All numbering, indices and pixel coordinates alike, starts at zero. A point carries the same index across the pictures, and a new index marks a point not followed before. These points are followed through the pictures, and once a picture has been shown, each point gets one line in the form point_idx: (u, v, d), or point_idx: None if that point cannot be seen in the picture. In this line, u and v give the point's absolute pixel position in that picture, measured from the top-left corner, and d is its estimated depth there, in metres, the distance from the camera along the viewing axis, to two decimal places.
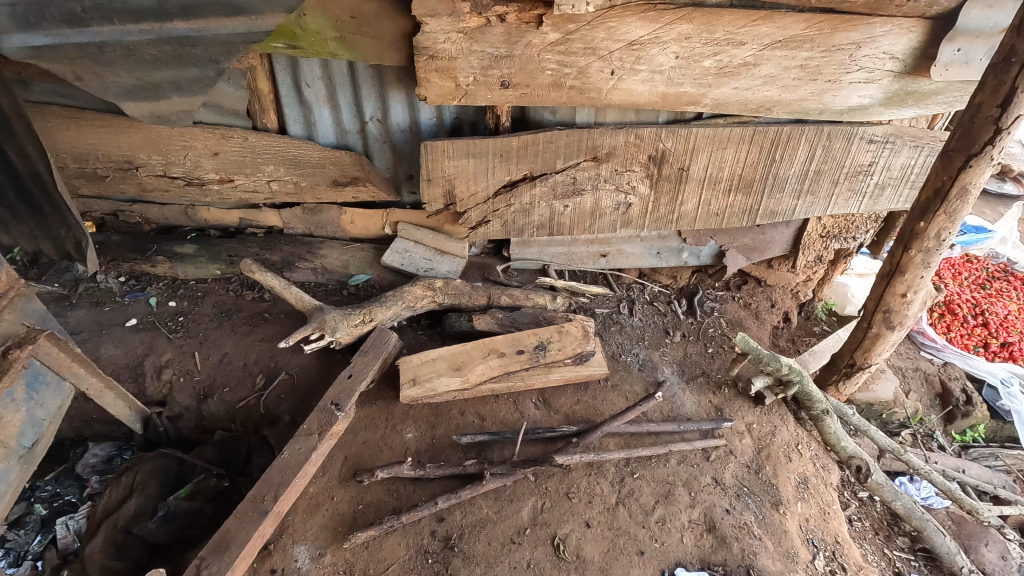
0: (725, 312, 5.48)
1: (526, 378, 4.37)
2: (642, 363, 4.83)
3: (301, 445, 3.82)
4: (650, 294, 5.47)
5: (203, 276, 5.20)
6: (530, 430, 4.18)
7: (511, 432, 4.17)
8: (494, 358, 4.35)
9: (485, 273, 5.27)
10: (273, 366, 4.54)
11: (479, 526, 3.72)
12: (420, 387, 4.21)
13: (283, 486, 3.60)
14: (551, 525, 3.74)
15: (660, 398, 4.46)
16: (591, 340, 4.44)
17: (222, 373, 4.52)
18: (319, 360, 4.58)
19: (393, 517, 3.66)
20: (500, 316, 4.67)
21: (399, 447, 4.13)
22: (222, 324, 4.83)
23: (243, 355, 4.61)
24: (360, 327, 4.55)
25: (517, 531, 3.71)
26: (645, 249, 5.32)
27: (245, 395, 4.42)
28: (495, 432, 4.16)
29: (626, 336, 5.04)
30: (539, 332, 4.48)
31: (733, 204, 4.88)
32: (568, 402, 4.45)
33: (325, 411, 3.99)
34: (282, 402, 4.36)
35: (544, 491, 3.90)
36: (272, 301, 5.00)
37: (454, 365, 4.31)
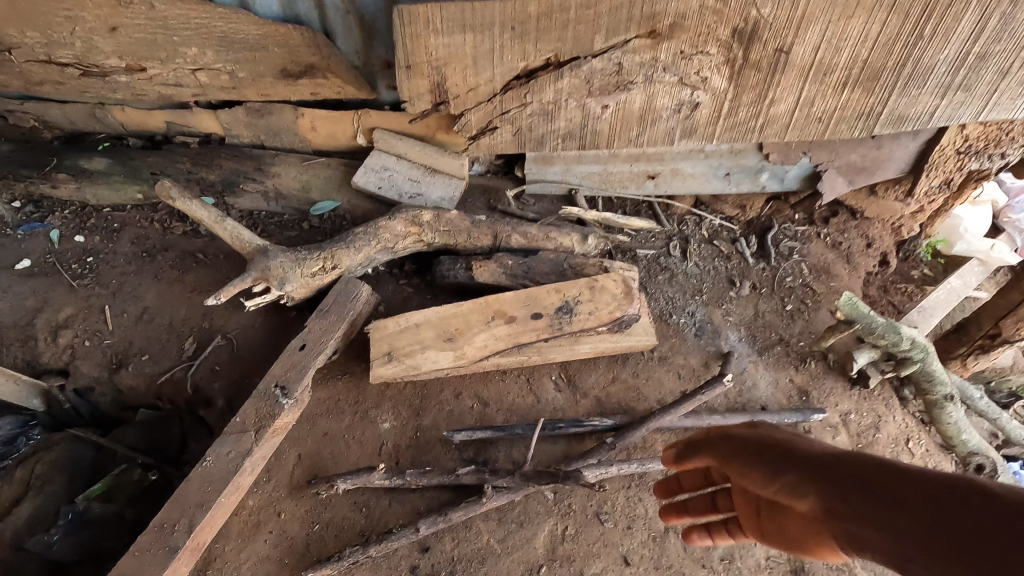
0: (807, 255, 4.17)
1: (544, 351, 3.20)
2: (700, 327, 3.62)
3: (232, 447, 2.77)
4: (708, 230, 4.15)
5: (119, 202, 3.93)
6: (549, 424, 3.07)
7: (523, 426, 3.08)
8: (500, 327, 3.14)
9: (492, 200, 3.97)
10: (207, 327, 3.41)
11: (478, 561, 2.73)
12: (397, 366, 3.05)
13: (202, 508, 2.60)
14: (575, 561, 2.73)
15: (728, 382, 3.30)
16: (635, 301, 3.22)
17: (141, 336, 3.42)
18: (268, 320, 3.42)
19: (357, 549, 2.69)
20: (511, 263, 3.41)
21: (371, 443, 3.09)
22: (143, 268, 3.66)
23: (168, 311, 3.49)
24: (319, 277, 3.36)
25: (529, 570, 2.72)
26: (709, 169, 3.84)
27: (170, 365, 3.33)
28: (500, 426, 3.07)
29: (677, 289, 3.78)
30: (565, 288, 3.23)
31: (845, 105, 3.39)
32: (600, 382, 3.31)
33: (267, 397, 2.93)
34: (218, 378, 3.26)
35: (567, 512, 2.85)
36: (209, 237, 3.77)
37: (445, 334, 3.12)
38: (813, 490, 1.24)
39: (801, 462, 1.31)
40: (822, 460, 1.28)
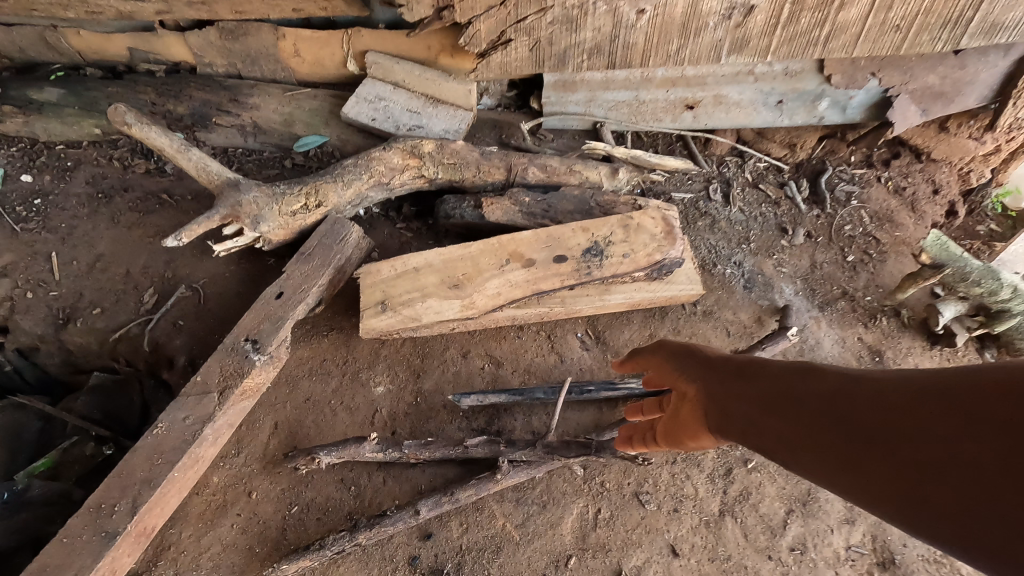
0: (867, 200, 3.61)
1: (569, 301, 2.68)
2: (749, 279, 3.08)
3: (189, 413, 2.26)
4: (753, 173, 3.60)
5: (74, 138, 3.40)
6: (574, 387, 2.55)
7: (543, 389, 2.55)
8: (517, 271, 2.60)
9: (504, 136, 3.44)
10: (170, 276, 2.89)
11: (491, 551, 2.22)
12: (392, 317, 2.52)
13: (150, 485, 2.10)
14: (612, 551, 2.23)
15: (793, 336, 2.66)
16: (678, 241, 2.66)
17: (93, 287, 2.90)
18: (242, 269, 2.91)
19: (343, 537, 2.15)
20: (528, 200, 2.87)
21: (362, 410, 2.58)
22: (98, 211, 3.13)
23: (125, 259, 2.97)
24: (300, 216, 2.82)
25: (555, 561, 2.22)
26: (759, 96, 3.29)
27: (125, 320, 2.82)
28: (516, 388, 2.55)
29: (720, 237, 3.24)
30: (594, 227, 2.69)
31: (931, 7, 2.80)
32: (635, 340, 2.79)
33: (234, 353, 2.40)
34: (182, 335, 2.76)
35: (600, 492, 2.33)
36: (175, 176, 3.25)
37: (450, 280, 2.58)
38: (722, 392, 1.32)
39: (720, 375, 1.38)
40: (736, 367, 1.36)
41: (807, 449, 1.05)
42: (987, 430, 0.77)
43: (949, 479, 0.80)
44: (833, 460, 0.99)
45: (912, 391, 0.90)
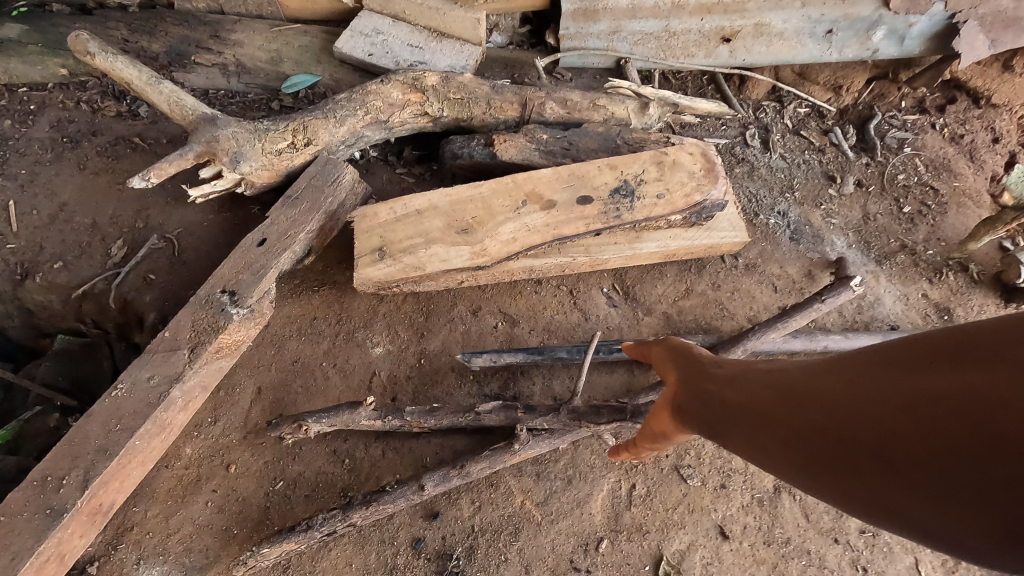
0: (922, 147, 3.23)
1: (595, 250, 2.33)
2: (796, 230, 2.73)
3: (154, 372, 1.92)
4: (792, 119, 3.20)
5: (37, 80, 3.01)
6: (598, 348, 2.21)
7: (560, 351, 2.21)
8: (535, 214, 2.25)
9: (517, 73, 3.06)
10: (141, 227, 2.56)
11: (509, 533, 1.89)
12: (392, 266, 2.18)
13: (106, 455, 1.77)
14: (650, 534, 1.90)
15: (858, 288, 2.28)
16: (721, 179, 2.30)
17: (54, 239, 2.56)
18: (223, 218, 2.57)
19: (335, 517, 1.82)
20: (546, 137, 2.51)
21: (358, 373, 2.25)
22: (61, 157, 2.78)
23: (91, 208, 2.63)
24: (287, 156, 2.47)
25: (584, 545, 1.89)
26: (806, 26, 2.92)
27: (91, 276, 2.48)
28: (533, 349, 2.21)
29: (761, 185, 2.88)
30: (623, 164, 2.34)
31: None
32: (670, 295, 2.46)
33: (208, 305, 2.07)
34: (155, 291, 2.43)
35: (634, 465, 2.00)
36: (149, 119, 2.90)
37: (458, 224, 2.24)
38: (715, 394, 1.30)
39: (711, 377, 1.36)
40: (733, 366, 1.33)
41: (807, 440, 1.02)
42: (981, 403, 0.78)
43: (945, 456, 0.79)
44: (825, 451, 0.97)
45: (898, 367, 0.90)
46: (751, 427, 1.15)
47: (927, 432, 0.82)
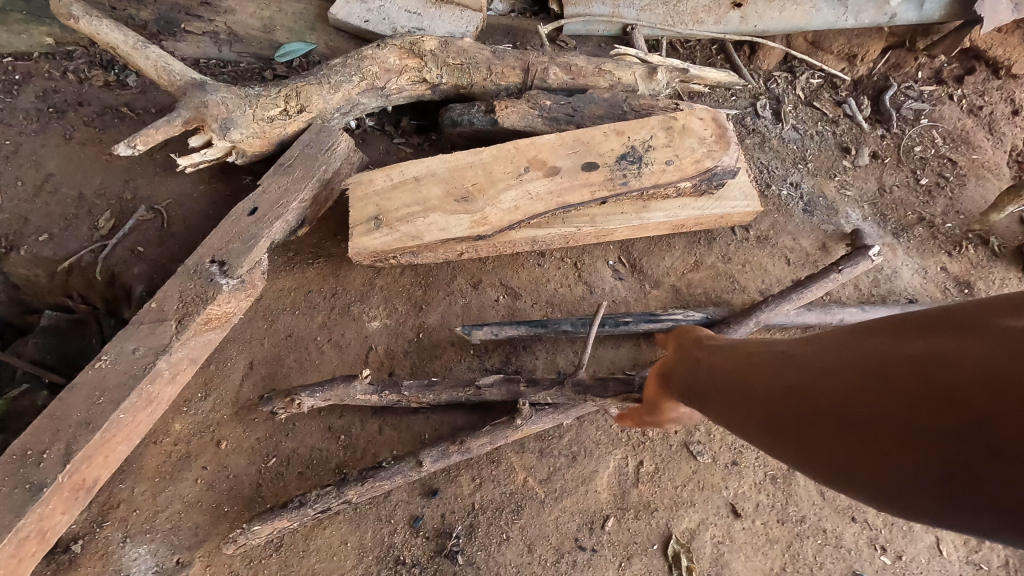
0: (939, 119, 3.11)
1: (601, 219, 2.24)
2: (809, 201, 2.62)
3: (140, 344, 1.84)
4: (805, 89, 3.08)
5: (23, 50, 2.87)
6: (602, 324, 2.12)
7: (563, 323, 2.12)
8: (538, 181, 2.15)
9: (519, 41, 2.95)
10: (129, 198, 2.46)
11: (510, 511, 1.81)
12: (388, 235, 2.09)
13: (89, 428, 1.69)
14: (659, 512, 1.82)
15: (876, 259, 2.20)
16: (732, 145, 2.20)
17: (39, 211, 2.47)
18: (213, 189, 2.48)
19: (329, 493, 1.74)
20: (549, 103, 2.41)
21: (353, 348, 2.16)
22: (47, 126, 2.67)
23: (77, 179, 2.53)
24: (279, 123, 2.37)
25: (589, 523, 1.81)
26: None
27: (76, 248, 2.39)
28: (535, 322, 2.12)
29: (772, 156, 2.76)
30: (630, 129, 2.24)
31: None
32: (678, 268, 2.37)
33: (196, 275, 1.97)
34: (144, 264, 2.34)
35: (641, 441, 1.91)
36: (138, 89, 2.80)
37: (458, 191, 2.14)
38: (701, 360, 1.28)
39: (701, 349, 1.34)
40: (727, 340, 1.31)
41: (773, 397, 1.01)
42: (946, 360, 0.76)
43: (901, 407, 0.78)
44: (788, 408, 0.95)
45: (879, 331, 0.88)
46: (723, 393, 1.14)
47: (887, 387, 0.80)
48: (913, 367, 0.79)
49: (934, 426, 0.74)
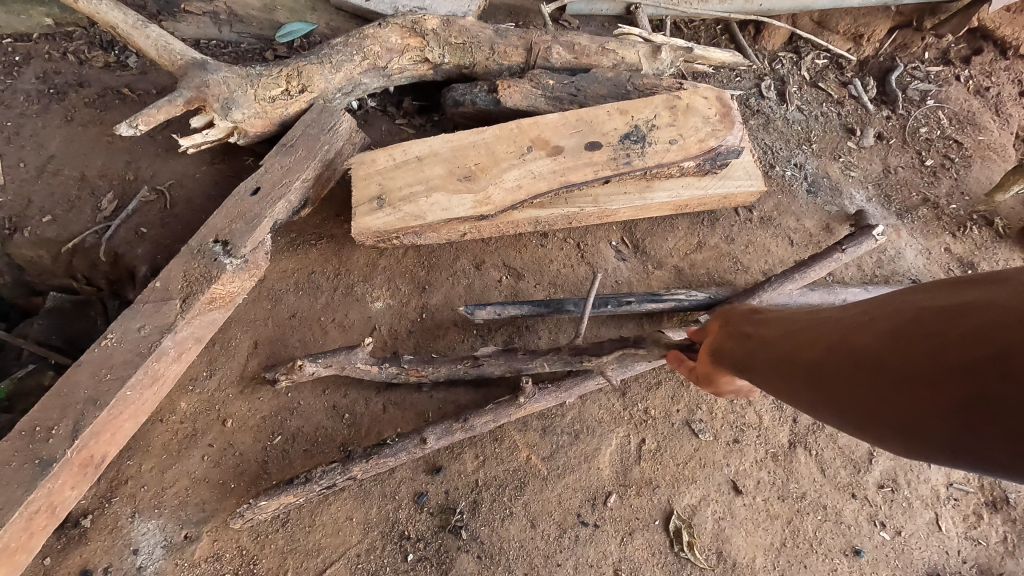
0: (946, 100, 3.08)
1: (604, 200, 2.23)
2: (813, 182, 2.61)
3: (145, 322, 1.85)
4: (810, 69, 3.05)
5: (22, 30, 2.84)
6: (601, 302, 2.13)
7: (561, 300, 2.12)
8: (541, 161, 2.14)
9: (522, 21, 2.92)
10: (131, 179, 2.46)
11: (514, 487, 1.83)
12: (391, 215, 2.08)
13: (96, 406, 1.71)
14: (660, 489, 1.83)
15: (879, 239, 2.20)
16: (737, 124, 2.19)
17: (41, 192, 2.46)
18: (215, 170, 2.47)
19: (334, 470, 1.75)
20: (552, 83, 2.39)
21: (357, 328, 2.18)
22: (47, 108, 2.66)
23: (79, 160, 2.53)
24: (280, 103, 2.36)
25: (591, 500, 1.82)
26: None
27: (80, 229, 2.39)
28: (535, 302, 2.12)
29: (776, 137, 2.75)
30: (634, 109, 2.22)
31: None
32: (681, 249, 2.36)
33: (200, 255, 1.98)
34: (147, 245, 2.34)
35: (643, 420, 1.92)
36: (139, 70, 2.78)
37: (460, 171, 2.14)
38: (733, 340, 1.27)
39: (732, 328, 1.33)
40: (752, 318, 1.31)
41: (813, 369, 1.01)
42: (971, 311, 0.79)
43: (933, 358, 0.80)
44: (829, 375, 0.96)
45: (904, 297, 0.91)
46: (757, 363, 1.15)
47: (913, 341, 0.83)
48: (940, 319, 0.81)
49: (959, 372, 0.77)
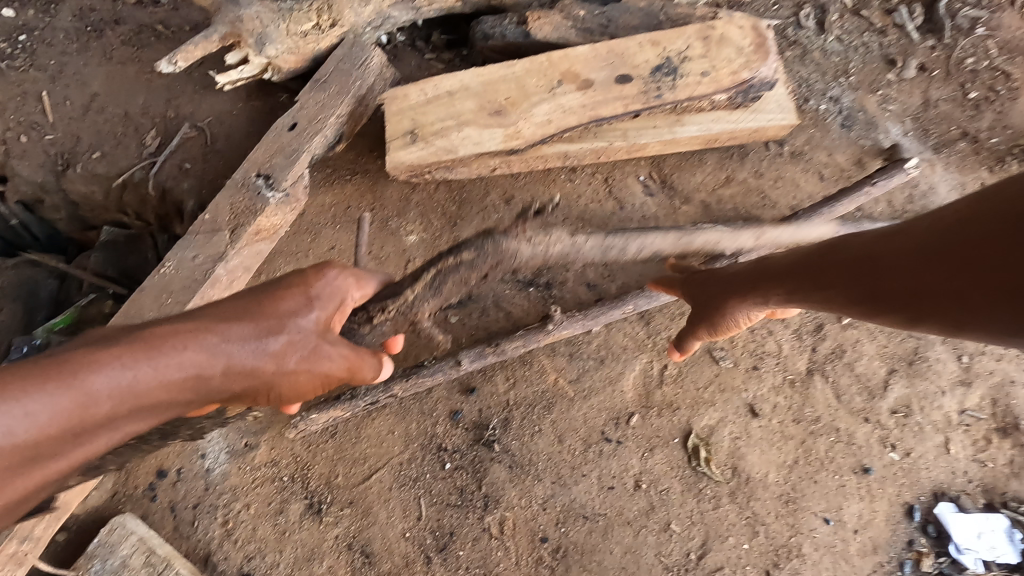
0: None
1: (632, 134, 2.23)
2: (849, 116, 2.56)
3: (199, 251, 1.98)
4: None
5: None
6: (554, 245, 1.51)
7: (522, 214, 1.50)
8: (571, 94, 2.15)
9: None
10: (173, 116, 2.54)
11: (542, 407, 1.96)
12: (424, 149, 2.13)
13: None
14: (681, 410, 1.95)
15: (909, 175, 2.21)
16: (772, 54, 2.14)
17: (89, 129, 2.57)
18: (252, 107, 2.54)
19: (377, 388, 1.90)
20: (584, 13, 2.36)
21: (393, 260, 2.30)
22: (87, 46, 2.71)
23: (122, 99, 2.61)
24: (311, 39, 2.37)
25: (615, 419, 1.94)
26: None
27: (128, 165, 2.51)
28: (478, 240, 1.48)
29: (813, 69, 2.67)
30: (665, 40, 2.19)
31: None
32: (709, 184, 2.38)
33: (244, 188, 2.08)
34: (192, 179, 2.45)
35: (666, 347, 2.02)
36: (171, 5, 2.80)
37: (489, 106, 2.16)
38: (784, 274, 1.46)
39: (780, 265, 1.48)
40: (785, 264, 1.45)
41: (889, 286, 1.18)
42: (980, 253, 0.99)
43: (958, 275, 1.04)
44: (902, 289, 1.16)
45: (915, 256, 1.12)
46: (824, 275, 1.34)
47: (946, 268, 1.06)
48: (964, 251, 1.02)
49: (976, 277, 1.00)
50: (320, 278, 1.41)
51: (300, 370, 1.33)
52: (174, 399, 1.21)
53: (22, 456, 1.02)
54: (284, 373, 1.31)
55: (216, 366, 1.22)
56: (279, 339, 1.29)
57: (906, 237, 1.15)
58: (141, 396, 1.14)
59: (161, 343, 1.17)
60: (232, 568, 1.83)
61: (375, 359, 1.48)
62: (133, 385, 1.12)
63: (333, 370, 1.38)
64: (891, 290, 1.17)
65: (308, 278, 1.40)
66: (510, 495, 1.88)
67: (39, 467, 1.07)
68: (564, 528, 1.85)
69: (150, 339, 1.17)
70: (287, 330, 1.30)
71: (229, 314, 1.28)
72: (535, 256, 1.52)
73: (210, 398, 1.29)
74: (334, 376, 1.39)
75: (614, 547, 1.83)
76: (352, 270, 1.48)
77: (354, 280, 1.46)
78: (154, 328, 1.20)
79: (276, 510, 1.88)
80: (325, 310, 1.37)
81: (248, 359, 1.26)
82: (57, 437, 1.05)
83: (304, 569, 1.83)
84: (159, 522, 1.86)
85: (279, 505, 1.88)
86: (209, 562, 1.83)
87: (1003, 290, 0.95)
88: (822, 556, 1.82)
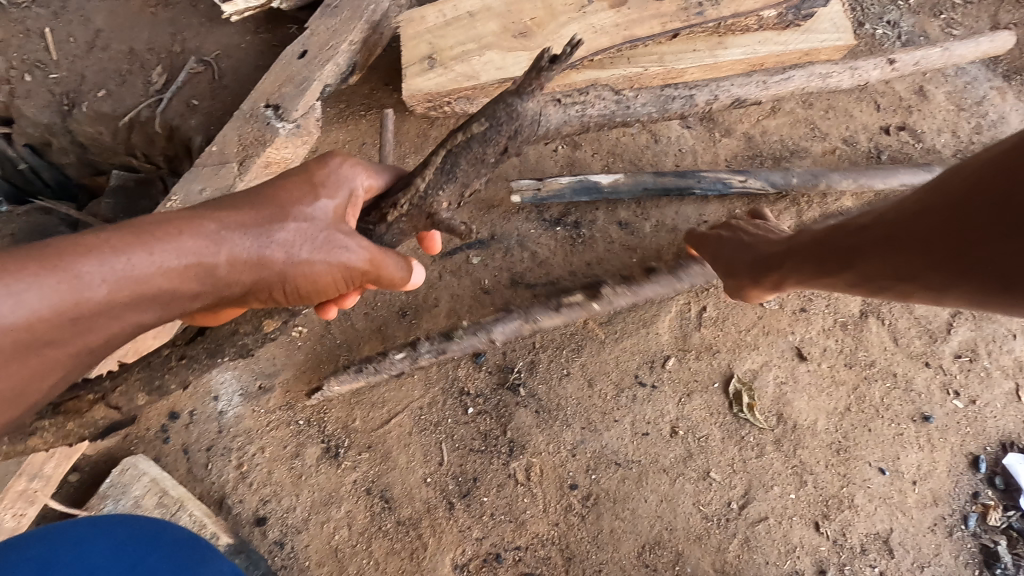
0: None
1: (670, 59, 2.04)
2: (906, 42, 2.33)
3: (206, 184, 1.87)
4: None
5: None
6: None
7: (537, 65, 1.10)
8: (603, 13, 1.96)
9: None
10: (179, 51, 2.41)
11: (571, 351, 1.84)
12: (442, 75, 1.97)
13: None
14: (721, 353, 1.80)
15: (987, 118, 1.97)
16: None
17: (93, 67, 2.44)
18: (261, 40, 2.40)
19: (403, 357, 1.78)
20: None
21: None
22: None
23: (126, 34, 2.47)
24: None
25: (648, 363, 1.81)
26: None
27: (134, 104, 2.39)
28: (491, 104, 1.17)
29: None
30: None
31: None
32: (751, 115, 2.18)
33: (253, 120, 1.95)
34: (199, 117, 2.34)
35: (705, 288, 1.87)
36: None
37: (514, 28, 1.99)
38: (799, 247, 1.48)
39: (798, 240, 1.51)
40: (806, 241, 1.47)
41: (899, 255, 1.21)
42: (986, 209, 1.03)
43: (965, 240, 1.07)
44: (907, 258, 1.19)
45: (922, 219, 1.15)
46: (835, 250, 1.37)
47: (952, 231, 1.09)
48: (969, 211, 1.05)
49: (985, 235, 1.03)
50: (323, 169, 1.30)
51: (315, 260, 1.23)
52: (180, 292, 1.12)
53: (21, 340, 0.95)
54: (296, 263, 1.21)
55: (220, 255, 1.13)
56: (284, 228, 1.19)
57: (895, 212, 1.22)
58: (143, 286, 1.06)
59: (155, 230, 1.09)
60: (247, 511, 1.76)
61: (399, 258, 1.39)
62: (129, 272, 1.04)
63: (352, 261, 1.27)
64: (884, 257, 1.24)
65: (312, 169, 1.30)
66: (538, 441, 1.77)
67: (44, 357, 1.00)
68: (595, 475, 1.74)
69: (142, 227, 1.09)
70: (292, 218, 1.21)
71: (228, 204, 1.20)
72: (567, 122, 1.31)
73: (221, 296, 1.20)
74: (353, 269, 1.28)
75: (650, 496, 1.72)
76: (359, 160, 1.36)
77: (360, 169, 1.34)
78: (149, 217, 1.12)
79: (292, 454, 1.80)
80: (333, 201, 1.27)
81: (253, 248, 1.17)
82: (57, 323, 0.97)
83: (322, 513, 1.76)
84: (172, 464, 1.79)
85: (295, 449, 1.80)
86: (223, 505, 1.76)
87: (989, 256, 1.03)
88: (876, 507, 1.69)
